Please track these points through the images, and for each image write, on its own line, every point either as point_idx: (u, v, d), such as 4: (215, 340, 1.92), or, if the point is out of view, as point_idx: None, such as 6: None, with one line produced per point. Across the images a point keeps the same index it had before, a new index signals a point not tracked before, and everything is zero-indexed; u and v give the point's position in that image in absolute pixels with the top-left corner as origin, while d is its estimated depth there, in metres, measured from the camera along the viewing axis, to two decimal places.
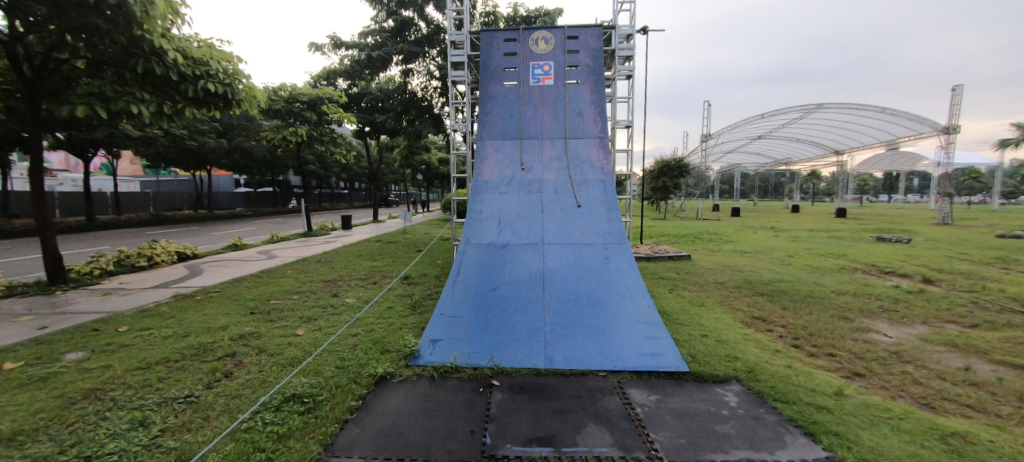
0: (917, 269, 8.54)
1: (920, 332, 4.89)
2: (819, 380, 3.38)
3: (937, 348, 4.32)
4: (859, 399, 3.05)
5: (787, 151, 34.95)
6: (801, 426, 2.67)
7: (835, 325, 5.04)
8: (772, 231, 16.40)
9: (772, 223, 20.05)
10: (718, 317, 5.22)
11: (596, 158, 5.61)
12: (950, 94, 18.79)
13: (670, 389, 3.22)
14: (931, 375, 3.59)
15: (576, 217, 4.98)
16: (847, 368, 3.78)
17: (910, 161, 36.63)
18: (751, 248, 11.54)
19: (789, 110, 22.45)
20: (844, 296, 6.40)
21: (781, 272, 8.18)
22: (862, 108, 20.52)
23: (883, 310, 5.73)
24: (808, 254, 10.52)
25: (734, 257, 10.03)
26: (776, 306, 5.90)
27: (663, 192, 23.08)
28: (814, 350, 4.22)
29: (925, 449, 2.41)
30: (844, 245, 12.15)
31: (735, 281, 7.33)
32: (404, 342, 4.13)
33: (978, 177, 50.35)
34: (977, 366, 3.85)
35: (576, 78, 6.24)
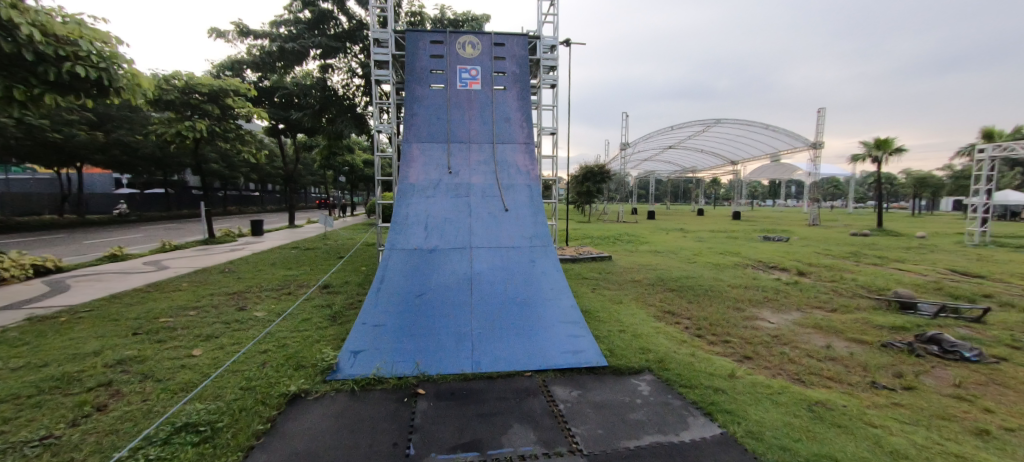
0: (793, 264, 9.96)
1: (795, 317, 5.71)
2: (717, 365, 3.79)
3: (807, 331, 5.06)
4: (748, 379, 3.48)
5: (692, 160, 38.78)
6: (701, 408, 2.97)
7: (731, 315, 5.67)
8: (680, 232, 18.14)
9: (681, 226, 22.06)
10: (634, 313, 5.63)
11: (522, 163, 5.76)
12: (817, 116, 22.22)
13: (591, 384, 3.40)
14: (803, 354, 4.20)
15: (503, 221, 5.06)
16: (739, 352, 4.29)
17: (788, 171, 42.68)
18: (663, 248, 12.62)
19: (694, 124, 24.91)
20: (737, 289, 7.27)
21: (688, 269, 9.06)
22: (751, 124, 23.50)
23: (767, 300, 6.60)
24: (710, 253, 11.73)
25: (649, 257, 10.85)
26: (683, 300, 6.52)
27: (587, 196, 24.26)
28: (713, 338, 4.72)
29: (797, 417, 2.81)
30: (738, 244, 13.75)
31: (650, 279, 7.94)
32: (321, 356, 3.87)
33: (838, 186, 60.08)
34: (835, 343, 4.60)
35: (503, 84, 6.36)
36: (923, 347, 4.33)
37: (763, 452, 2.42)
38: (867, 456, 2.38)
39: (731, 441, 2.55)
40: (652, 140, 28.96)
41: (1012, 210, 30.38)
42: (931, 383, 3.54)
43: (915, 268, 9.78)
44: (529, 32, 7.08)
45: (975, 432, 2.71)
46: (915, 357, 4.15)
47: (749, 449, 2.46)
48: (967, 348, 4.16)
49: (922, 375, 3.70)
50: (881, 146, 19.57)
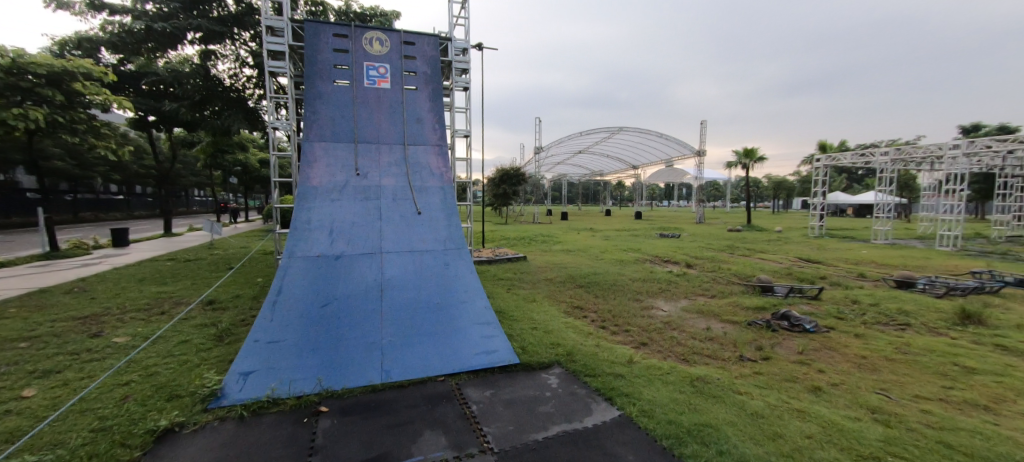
0: (683, 257, 11.23)
1: (683, 304, 6.44)
2: (618, 353, 4.12)
3: (693, 316, 5.72)
4: (643, 363, 3.84)
5: (599, 165, 41.65)
6: (603, 394, 3.20)
7: (631, 307, 6.19)
8: (589, 231, 19.38)
9: (590, 226, 23.53)
10: (546, 310, 5.87)
11: (434, 165, 5.67)
12: (700, 128, 25.32)
13: (504, 382, 3.47)
14: (688, 337, 4.76)
15: (415, 224, 4.93)
16: (637, 339, 4.71)
17: (679, 175, 47.96)
18: (574, 247, 13.35)
19: (600, 131, 26.77)
20: (637, 282, 7.97)
21: (595, 266, 9.70)
22: (648, 133, 25.98)
23: (661, 290, 7.34)
24: (615, 250, 12.68)
25: (561, 256, 11.37)
26: (590, 295, 6.96)
27: (503, 198, 24.66)
28: (615, 328, 5.13)
29: (682, 393, 3.18)
30: (640, 242, 15.05)
31: (561, 277, 8.34)
32: (203, 381, 3.41)
33: (719, 188, 68.99)
34: (714, 325, 5.28)
35: (413, 84, 6.18)
36: (777, 323, 5.17)
37: (654, 427, 2.69)
38: (734, 419, 2.77)
39: (628, 422, 2.79)
40: (564, 144, 30.39)
41: (840, 208, 37.67)
42: (782, 353, 4.24)
43: (774, 257, 11.61)
44: (440, 33, 7.02)
45: (811, 390, 3.31)
46: (772, 331, 4.94)
47: (642, 426, 2.71)
48: (807, 321, 5.07)
49: (776, 346, 4.41)
50: (748, 155, 22.94)
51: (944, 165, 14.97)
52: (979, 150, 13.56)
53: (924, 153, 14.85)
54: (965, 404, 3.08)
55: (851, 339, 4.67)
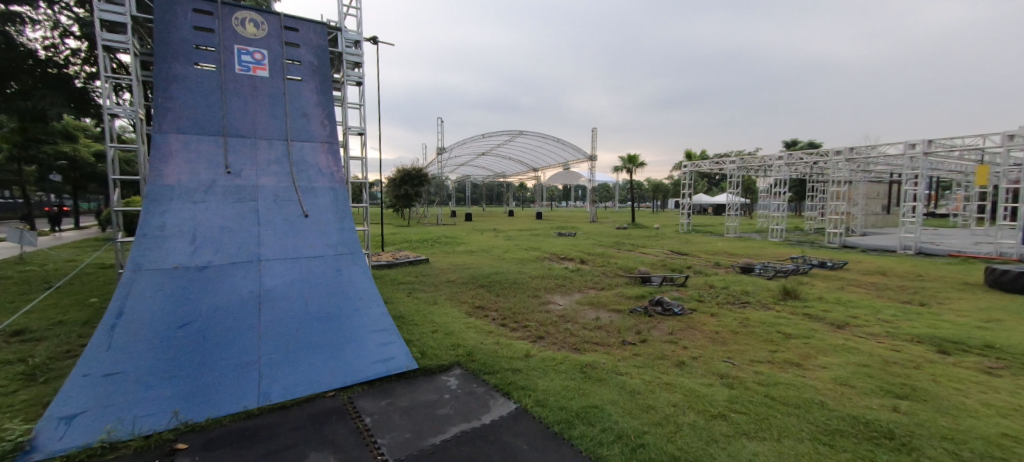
0: (578, 254, 12.06)
1: (577, 298, 6.91)
2: (516, 349, 4.26)
3: (585, 308, 6.17)
4: (539, 356, 4.03)
5: (501, 167, 42.62)
6: (501, 389, 3.29)
7: (530, 303, 6.44)
8: (492, 232, 19.73)
9: (493, 226, 23.96)
10: (447, 312, 5.82)
11: (323, 163, 5.20)
12: (591, 135, 27.45)
13: (401, 390, 3.36)
14: (580, 327, 5.12)
15: (301, 229, 4.48)
16: (534, 334, 4.92)
17: (574, 177, 51.44)
18: (477, 248, 13.45)
19: (501, 134, 27.38)
20: (536, 279, 8.35)
21: (497, 265, 9.91)
22: (546, 138, 27.35)
23: (558, 286, 7.79)
24: (516, 249, 13.07)
25: (464, 257, 11.37)
26: (491, 294, 7.09)
27: (405, 200, 23.72)
28: (514, 325, 5.30)
29: (572, 380, 3.42)
30: (539, 240, 15.75)
31: (463, 278, 8.34)
32: (6, 432, 2.69)
33: (609, 189, 75.55)
34: (602, 315, 5.77)
35: (297, 74, 5.55)
36: (653, 309, 5.84)
37: (547, 415, 2.84)
38: (616, 398, 3.07)
39: (523, 413, 2.90)
40: (466, 146, 30.41)
41: (702, 207, 44.02)
42: (656, 335, 4.80)
43: (654, 251, 13.10)
44: (329, 22, 6.51)
45: (677, 364, 3.81)
46: (648, 317, 5.57)
47: (536, 416, 2.85)
48: (676, 305, 5.82)
49: (652, 330, 4.99)
50: (631, 161, 25.56)
51: (773, 172, 18.43)
52: (797, 161, 16.96)
53: (761, 162, 18.10)
54: (784, 363, 3.83)
55: (709, 318, 5.47)
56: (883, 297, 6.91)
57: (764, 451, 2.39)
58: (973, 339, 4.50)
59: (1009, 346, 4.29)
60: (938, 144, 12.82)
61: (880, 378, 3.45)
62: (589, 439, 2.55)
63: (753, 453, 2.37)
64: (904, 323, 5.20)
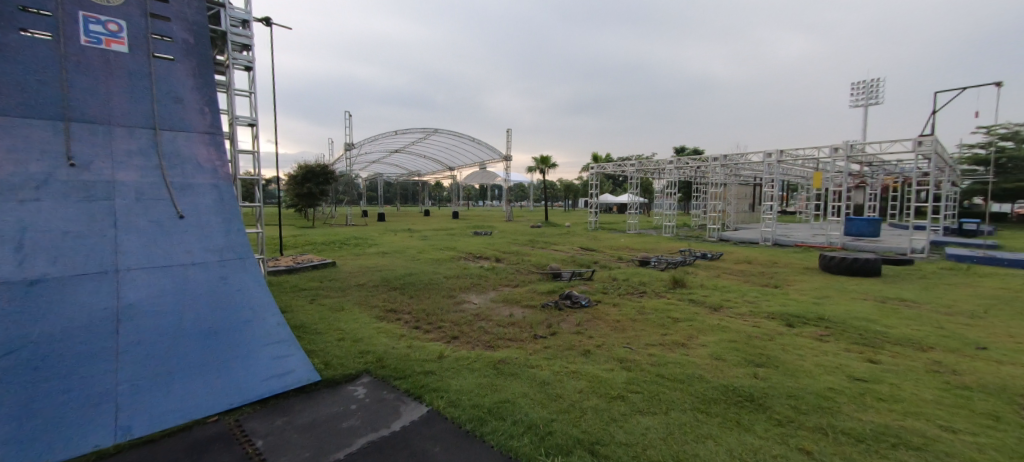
0: (493, 253, 12.18)
1: (491, 296, 6.98)
2: (429, 350, 4.17)
3: (499, 305, 6.28)
4: (453, 356, 4.00)
5: (414, 165, 41.40)
6: (412, 394, 3.20)
7: (444, 303, 6.36)
8: (406, 232, 19.06)
9: (409, 226, 23.16)
10: (356, 317, 5.49)
11: (203, 157, 4.56)
12: (506, 135, 27.97)
13: (300, 406, 3.09)
14: (494, 325, 5.19)
15: (174, 232, 3.87)
16: (448, 334, 4.86)
17: (489, 177, 51.97)
18: (389, 249, 12.88)
19: (414, 132, 26.55)
20: (451, 279, 8.26)
21: (410, 267, 9.59)
22: (462, 137, 27.21)
23: (473, 285, 7.79)
24: (431, 250, 12.80)
25: (376, 259, 10.83)
26: (404, 296, 6.85)
27: (309, 199, 21.73)
28: (428, 327, 5.18)
29: (485, 377, 3.45)
30: (455, 240, 15.60)
31: (374, 281, 7.94)
32: None
33: (523, 189, 77.76)
34: (516, 311, 5.91)
35: (168, 53, 4.76)
36: (562, 303, 6.14)
37: (459, 415, 2.83)
38: (527, 391, 3.16)
39: (435, 416, 2.85)
40: (377, 144, 28.96)
41: (608, 206, 47.48)
42: (565, 327, 5.07)
43: (564, 248, 13.79)
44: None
45: (583, 353, 4.06)
46: (558, 310, 5.85)
47: (448, 417, 2.82)
48: (584, 298, 6.20)
49: (561, 322, 5.24)
50: (544, 162, 26.55)
51: (666, 175, 20.54)
52: (685, 166, 19.10)
53: (656, 166, 20.05)
54: (673, 344, 4.29)
55: (612, 308, 5.92)
56: (749, 282, 8.10)
57: (654, 425, 2.65)
58: (811, 313, 5.49)
59: (834, 317, 5.32)
60: (788, 154, 15.37)
61: (746, 351, 4.03)
62: (500, 433, 2.59)
63: (645, 428, 2.62)
64: (763, 303, 6.16)
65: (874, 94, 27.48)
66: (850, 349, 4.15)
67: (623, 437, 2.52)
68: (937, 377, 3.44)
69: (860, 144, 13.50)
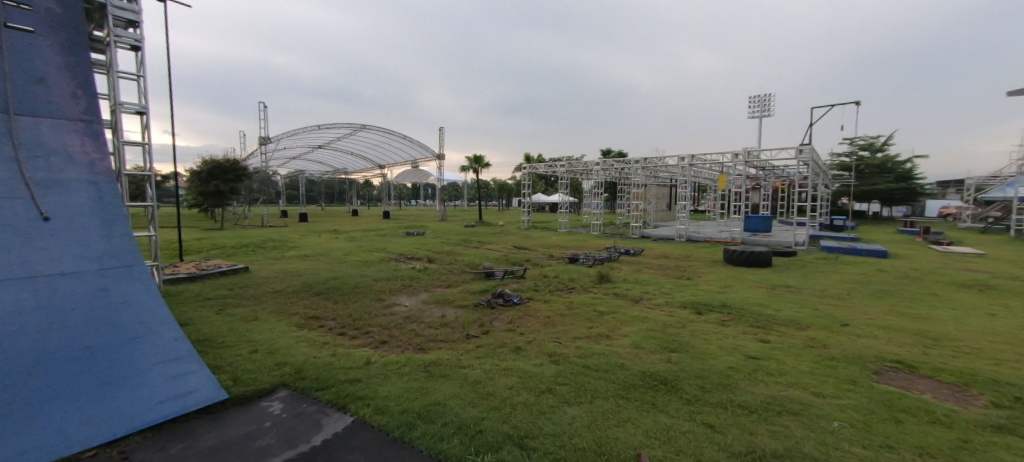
0: (425, 254, 11.90)
1: (423, 297, 6.82)
2: (355, 357, 3.97)
3: (431, 307, 6.16)
4: (381, 362, 3.85)
5: (339, 162, 39.10)
6: (335, 404, 3.02)
7: (373, 307, 6.09)
8: (332, 234, 17.95)
9: (335, 227, 21.83)
10: (272, 327, 5.05)
11: (75, 149, 3.91)
12: (439, 134, 27.50)
13: (204, 428, 2.78)
14: (425, 326, 5.09)
15: (37, 236, 3.26)
16: (376, 339, 4.67)
17: (422, 175, 50.76)
18: (312, 252, 12.03)
19: (339, 128, 25.03)
20: (380, 281, 7.94)
21: (336, 270, 9.05)
22: (392, 134, 26.24)
23: (404, 287, 7.56)
24: (359, 251, 12.16)
25: (295, 263, 10.04)
26: (328, 301, 6.44)
27: (216, 197, 19.51)
28: (354, 332, 4.93)
29: (415, 380, 3.37)
30: (385, 241, 14.99)
31: (293, 286, 7.37)
32: None
33: (456, 189, 76.95)
34: (447, 312, 5.84)
35: (25, 23, 3.98)
36: (495, 301, 6.19)
37: (387, 422, 2.73)
38: (459, 391, 3.14)
39: (361, 425, 2.73)
40: (296, 139, 26.86)
41: (540, 206, 48.71)
42: (498, 325, 5.11)
43: (498, 247, 13.86)
44: None
45: (514, 350, 4.13)
46: (490, 309, 5.89)
47: (375, 425, 2.71)
48: (516, 296, 6.30)
49: (493, 321, 5.27)
50: (477, 162, 26.52)
51: (593, 176, 21.52)
52: (610, 167, 20.18)
53: (584, 166, 20.96)
54: (598, 336, 4.52)
55: (542, 305, 6.09)
56: (666, 275, 8.78)
57: (579, 414, 2.78)
58: (717, 301, 6.10)
59: (734, 303, 5.96)
60: (698, 158, 16.91)
61: (662, 338, 4.37)
62: (429, 437, 2.55)
63: (571, 417, 2.74)
64: (677, 294, 6.72)
65: (766, 107, 31.25)
66: (747, 331, 4.69)
67: (550, 428, 2.60)
68: (811, 351, 4.02)
69: (756, 151, 15.26)
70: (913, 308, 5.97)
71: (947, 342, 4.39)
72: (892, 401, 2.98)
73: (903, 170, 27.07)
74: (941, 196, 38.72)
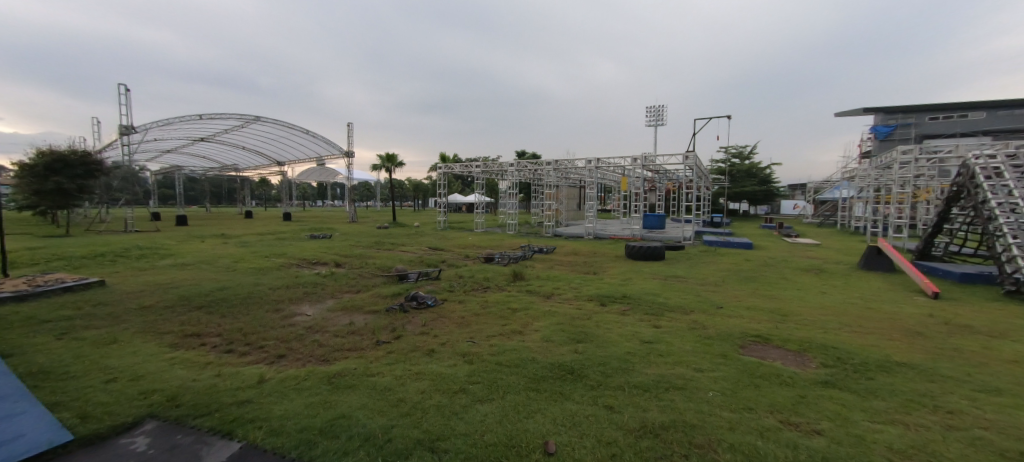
0: (332, 258, 11.06)
1: (328, 305, 6.34)
2: (245, 376, 3.55)
3: (336, 314, 5.75)
4: (277, 378, 3.49)
5: (227, 157, 34.62)
6: (220, 431, 2.68)
7: (268, 319, 5.51)
8: (218, 238, 15.80)
9: (222, 230, 19.24)
10: (136, 349, 4.29)
11: None
12: (347, 129, 25.82)
13: None
14: (330, 336, 4.73)
15: None
16: (272, 354, 4.24)
17: (328, 173, 47.17)
18: (192, 260, 10.44)
19: (227, 118, 22.12)
20: (277, 290, 7.21)
21: (223, 279, 7.99)
22: (292, 128, 23.95)
23: (306, 295, 6.94)
24: (252, 257, 10.89)
25: (170, 273, 8.64)
26: (213, 315, 5.67)
27: (59, 196, 15.98)
28: (244, 348, 4.41)
29: (317, 395, 3.12)
30: (285, 245, 13.62)
31: (166, 301, 6.34)
32: None
33: (367, 189, 72.83)
34: (356, 318, 5.51)
35: None
36: (408, 304, 5.99)
37: (283, 443, 2.49)
38: (366, 401, 2.99)
39: (250, 450, 2.45)
40: (168, 130, 23.11)
41: (456, 206, 48.31)
42: (410, 329, 4.95)
43: (412, 249, 13.41)
44: None
45: (427, 353, 4.05)
46: (403, 313, 5.69)
47: (268, 448, 2.46)
48: (429, 298, 6.17)
49: (405, 325, 5.11)
50: (389, 160, 25.39)
51: (508, 177, 21.90)
52: (524, 168, 20.73)
53: (500, 167, 21.24)
54: (511, 333, 4.63)
55: (457, 306, 6.04)
56: (575, 271, 9.28)
57: (491, 410, 2.82)
58: (618, 292, 6.62)
59: (633, 294, 6.52)
60: (604, 161, 18.15)
61: (570, 331, 4.62)
62: (333, 453, 2.38)
63: (483, 415, 2.76)
64: (584, 288, 7.15)
65: (660, 117, 34.71)
66: (643, 318, 5.17)
67: (462, 428, 2.60)
68: (693, 332, 4.58)
69: (652, 156, 16.86)
70: (770, 290, 7.10)
71: (792, 316, 5.31)
72: (754, 370, 3.51)
73: (765, 175, 32.05)
74: (790, 196, 46.64)
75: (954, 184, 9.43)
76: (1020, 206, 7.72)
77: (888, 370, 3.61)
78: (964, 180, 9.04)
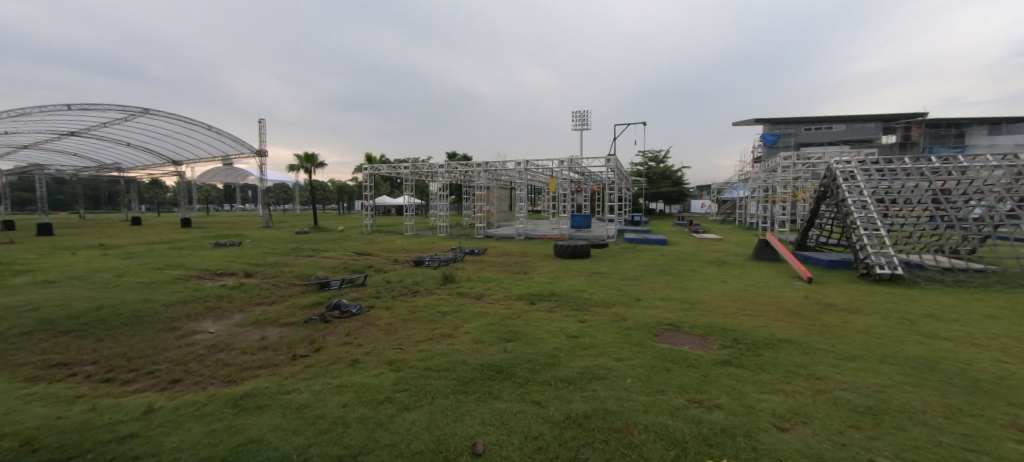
0: (241, 267, 10.01)
1: (236, 319, 5.73)
2: (129, 407, 3.08)
3: (246, 330, 5.21)
4: (170, 406, 3.08)
5: (107, 155, 29.91)
6: None
7: (160, 340, 4.83)
8: (96, 249, 13.54)
9: (101, 240, 16.53)
10: None
11: None
12: (258, 126, 23.62)
13: None
14: (237, 354, 4.28)
15: None
16: (164, 379, 3.72)
17: (236, 173, 42.80)
18: (59, 275, 8.82)
19: (108, 111, 19.12)
20: (172, 306, 6.35)
21: (101, 297, 6.85)
22: (191, 123, 21.35)
23: (208, 310, 6.21)
24: (141, 270, 9.48)
25: (28, 293, 7.20)
26: (87, 340, 4.84)
27: None
28: (128, 376, 3.83)
29: (221, 420, 2.81)
30: (183, 255, 12.07)
31: (21, 326, 5.28)
32: None
33: (284, 190, 67.15)
34: (269, 333, 5.05)
35: None
36: (330, 314, 5.61)
37: None
38: (279, 421, 2.75)
39: None
40: (24, 122, 19.33)
41: (385, 208, 46.53)
42: (332, 340, 4.65)
43: (336, 255, 12.63)
44: None
45: (350, 363, 3.83)
46: (324, 323, 5.33)
47: None
48: (353, 305, 5.85)
49: (326, 336, 4.79)
50: (308, 160, 23.59)
51: (438, 178, 21.49)
52: (454, 170, 20.48)
53: (430, 169, 20.76)
54: (440, 337, 4.55)
55: (383, 312, 5.80)
56: (506, 271, 9.39)
57: (418, 417, 2.74)
58: (547, 290, 6.82)
59: (560, 291, 6.76)
60: (532, 163, 18.59)
61: (499, 330, 4.66)
62: None
63: (410, 423, 2.68)
64: (515, 288, 7.26)
65: (586, 122, 36.35)
66: (569, 314, 5.38)
67: (387, 439, 2.50)
68: (615, 324, 4.86)
69: (579, 159, 17.59)
70: (681, 282, 7.79)
71: (699, 304, 5.88)
72: (667, 355, 3.81)
73: (677, 177, 35.09)
74: (697, 196, 51.58)
75: (821, 186, 11.07)
76: (869, 204, 9.30)
77: (773, 346, 4.14)
78: (829, 182, 10.64)
